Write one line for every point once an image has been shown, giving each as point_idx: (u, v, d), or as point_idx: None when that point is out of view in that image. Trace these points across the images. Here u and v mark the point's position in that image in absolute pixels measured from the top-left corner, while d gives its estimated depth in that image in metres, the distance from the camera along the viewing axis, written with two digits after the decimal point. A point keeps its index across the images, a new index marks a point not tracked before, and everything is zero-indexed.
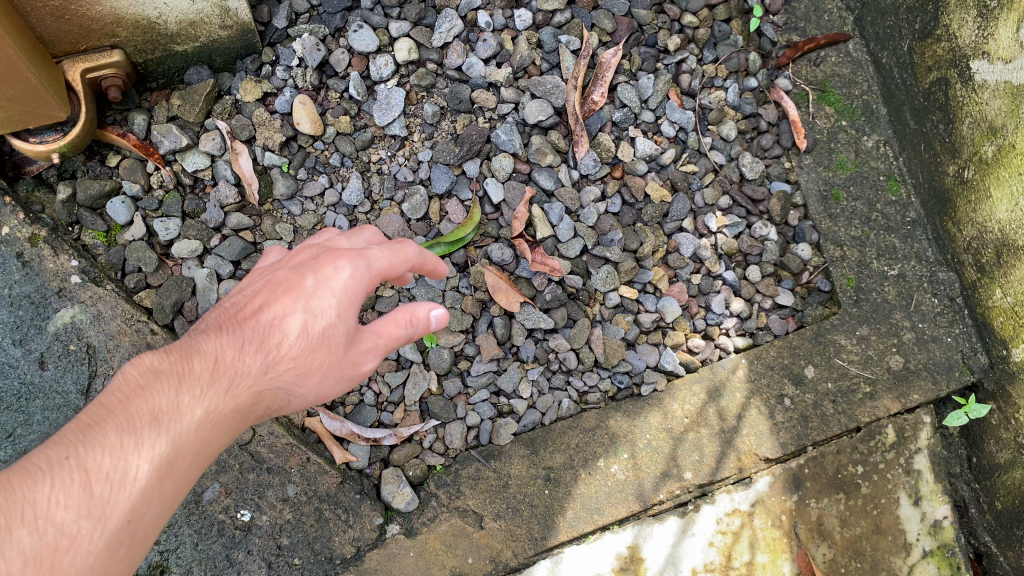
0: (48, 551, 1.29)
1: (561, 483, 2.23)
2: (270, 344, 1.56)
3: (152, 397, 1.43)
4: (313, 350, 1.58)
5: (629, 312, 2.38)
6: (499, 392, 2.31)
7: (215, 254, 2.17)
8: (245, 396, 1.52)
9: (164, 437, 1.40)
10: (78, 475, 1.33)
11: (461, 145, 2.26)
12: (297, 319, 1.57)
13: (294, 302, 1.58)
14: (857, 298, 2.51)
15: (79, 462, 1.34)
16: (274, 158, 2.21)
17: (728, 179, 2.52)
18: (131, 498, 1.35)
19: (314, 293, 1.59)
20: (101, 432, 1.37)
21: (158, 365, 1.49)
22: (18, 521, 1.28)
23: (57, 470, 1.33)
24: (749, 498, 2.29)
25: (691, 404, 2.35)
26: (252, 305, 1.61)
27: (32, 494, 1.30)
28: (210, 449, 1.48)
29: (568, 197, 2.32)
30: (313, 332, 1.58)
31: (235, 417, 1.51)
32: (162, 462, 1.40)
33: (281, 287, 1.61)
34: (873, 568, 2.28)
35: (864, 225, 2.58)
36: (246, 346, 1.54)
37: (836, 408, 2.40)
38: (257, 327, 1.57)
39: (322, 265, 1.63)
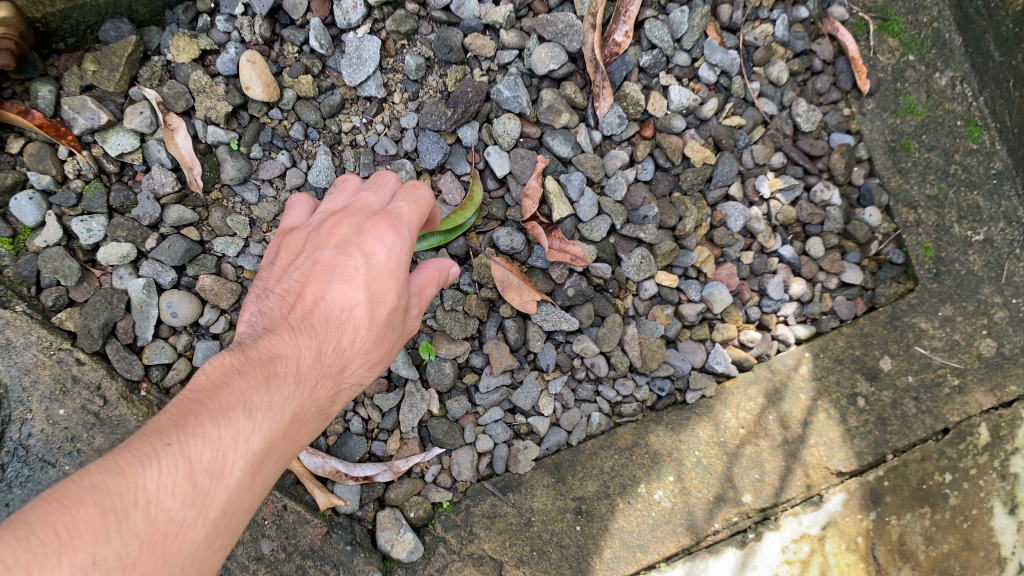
0: (158, 539, 0.96)
1: (595, 517, 1.84)
2: (345, 333, 1.28)
3: (240, 393, 1.12)
4: (381, 336, 1.31)
5: (668, 302, 1.95)
6: (514, 409, 1.90)
7: (153, 258, 1.73)
8: (323, 394, 1.25)
9: (261, 430, 1.10)
10: (183, 460, 1.01)
11: (453, 107, 1.80)
12: (362, 305, 1.29)
13: (355, 287, 1.29)
14: (937, 271, 2.09)
15: (181, 447, 1.02)
16: (219, 134, 1.76)
17: (781, 132, 2.07)
18: (233, 493, 1.04)
19: (375, 275, 1.30)
20: (197, 420, 1.06)
21: (232, 364, 1.18)
22: (127, 506, 0.95)
23: (158, 455, 1.01)
24: (820, 521, 1.90)
25: (748, 411, 1.95)
26: (307, 293, 1.31)
27: (139, 475, 0.98)
28: (294, 449, 1.20)
29: (589, 165, 1.87)
30: (378, 319, 1.31)
31: (315, 414, 1.23)
32: (257, 464, 1.09)
33: (335, 271, 1.31)
34: None
35: (941, 181, 2.14)
36: (324, 345, 1.26)
37: (919, 407, 2.00)
38: (325, 320, 1.28)
39: (367, 234, 1.34)
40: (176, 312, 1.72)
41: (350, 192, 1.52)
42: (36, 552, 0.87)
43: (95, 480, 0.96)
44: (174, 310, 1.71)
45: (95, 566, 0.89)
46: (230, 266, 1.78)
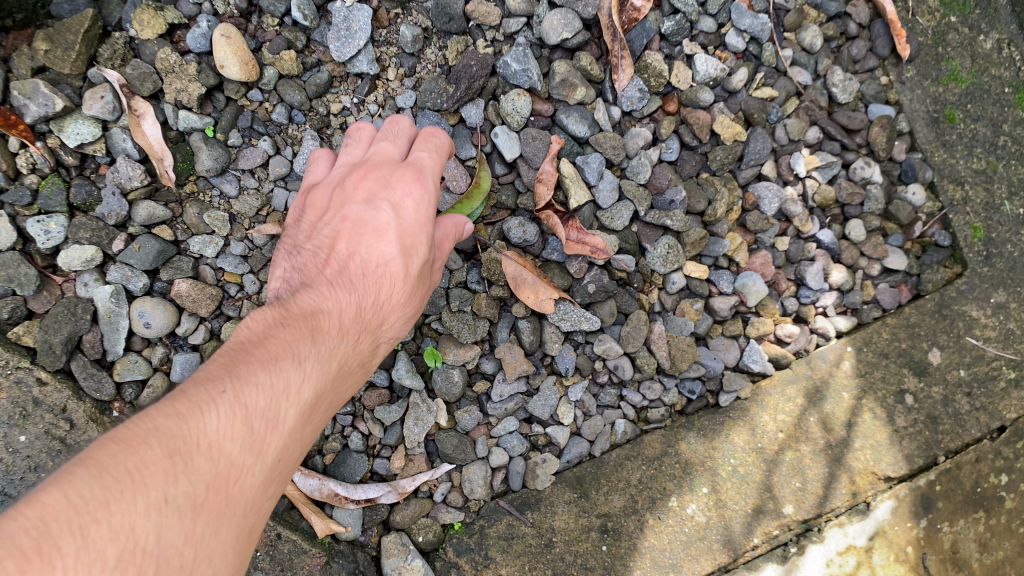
0: (221, 481, 0.98)
1: (623, 535, 1.67)
2: (380, 287, 1.34)
3: (288, 343, 1.14)
4: (413, 290, 1.38)
5: (697, 296, 1.77)
6: (531, 418, 1.72)
7: (121, 262, 1.53)
8: (363, 346, 1.30)
9: (309, 379, 1.14)
10: (240, 407, 1.03)
11: (455, 83, 1.60)
12: (396, 258, 1.35)
13: (388, 241, 1.36)
14: (987, 253, 1.92)
15: (237, 394, 1.04)
16: (193, 120, 1.56)
17: (816, 104, 1.88)
18: (286, 439, 1.08)
19: (406, 228, 1.36)
20: (248, 369, 1.08)
21: (274, 316, 1.21)
22: (192, 448, 0.96)
23: (215, 401, 1.02)
24: (867, 531, 1.73)
25: (786, 413, 1.78)
26: (339, 247, 1.37)
27: (199, 419, 0.99)
28: (335, 401, 1.24)
29: (609, 145, 1.67)
30: (412, 271, 1.37)
31: (352, 365, 1.27)
32: (307, 412, 1.13)
33: (367, 227, 1.37)
34: None
35: (990, 154, 1.96)
36: (362, 299, 1.31)
37: (972, 403, 1.83)
38: (361, 274, 1.34)
39: (395, 188, 1.39)
40: (150, 322, 1.52)
41: (366, 143, 1.51)
42: (110, 490, 0.88)
43: (156, 423, 0.97)
44: (146, 320, 1.52)
45: (166, 505, 0.91)
46: (209, 268, 1.58)
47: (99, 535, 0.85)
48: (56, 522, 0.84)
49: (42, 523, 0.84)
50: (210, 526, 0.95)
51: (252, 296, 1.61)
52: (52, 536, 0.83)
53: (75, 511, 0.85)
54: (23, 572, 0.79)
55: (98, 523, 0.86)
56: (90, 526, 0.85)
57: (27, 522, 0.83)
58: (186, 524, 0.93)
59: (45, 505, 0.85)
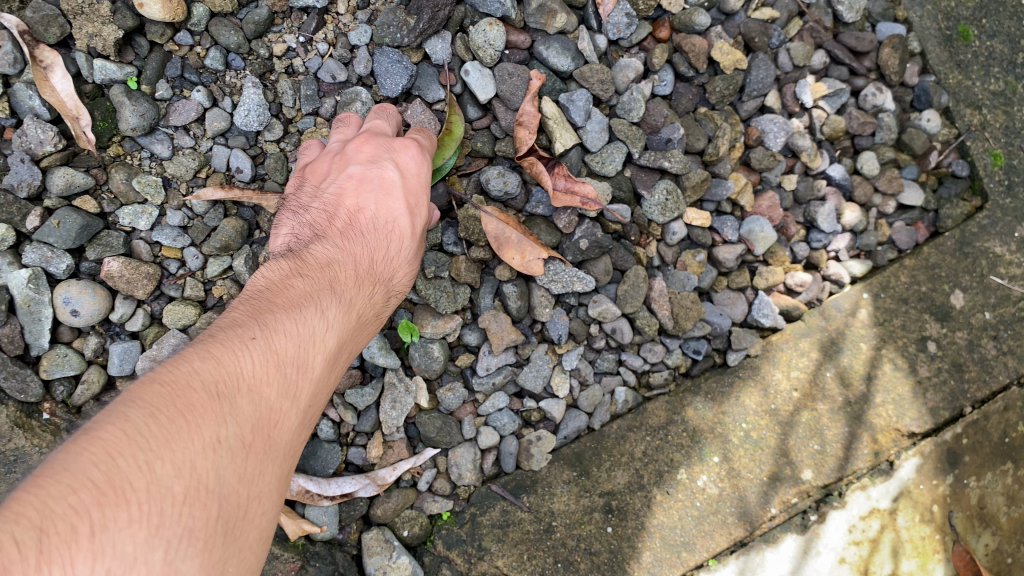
0: (263, 425, 0.96)
1: (629, 514, 1.51)
2: (390, 244, 1.28)
3: (308, 292, 1.11)
4: (417, 249, 1.32)
5: (699, 246, 1.59)
6: (522, 392, 1.54)
7: (38, 240, 1.31)
8: (377, 299, 1.25)
9: (333, 328, 1.11)
10: (272, 353, 1.00)
11: (416, 14, 1.37)
12: (404, 216, 1.28)
13: (395, 198, 1.28)
14: (1009, 183, 1.77)
15: (268, 340, 1.01)
16: (112, 70, 1.32)
17: (821, 24, 1.67)
18: (317, 385, 1.06)
19: (412, 186, 1.29)
20: (274, 316, 1.05)
21: (290, 266, 1.16)
22: (233, 391, 0.94)
23: (248, 346, 0.99)
24: (891, 492, 1.58)
25: (801, 370, 1.62)
26: (346, 202, 1.29)
27: (235, 363, 0.96)
28: (354, 350, 1.21)
29: (597, 79, 1.47)
30: (418, 230, 1.31)
31: (368, 316, 1.24)
32: (332, 360, 1.10)
33: (372, 185, 1.29)
34: None
35: (1008, 74, 1.80)
36: (373, 254, 1.26)
37: (999, 347, 1.68)
38: (371, 229, 1.28)
39: (396, 150, 1.30)
40: (77, 309, 1.31)
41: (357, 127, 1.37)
42: (167, 428, 0.86)
43: (195, 366, 0.94)
44: (73, 308, 1.31)
45: (219, 445, 0.89)
46: (143, 242, 1.37)
47: (165, 471, 0.83)
48: (122, 457, 0.81)
49: (108, 457, 0.81)
50: (259, 468, 0.94)
51: (196, 272, 1.39)
52: (122, 471, 0.80)
53: (138, 447, 0.83)
54: (100, 506, 0.77)
55: (162, 460, 0.83)
56: (155, 462, 0.82)
57: (94, 457, 0.80)
58: (239, 464, 0.91)
59: (106, 441, 0.82)
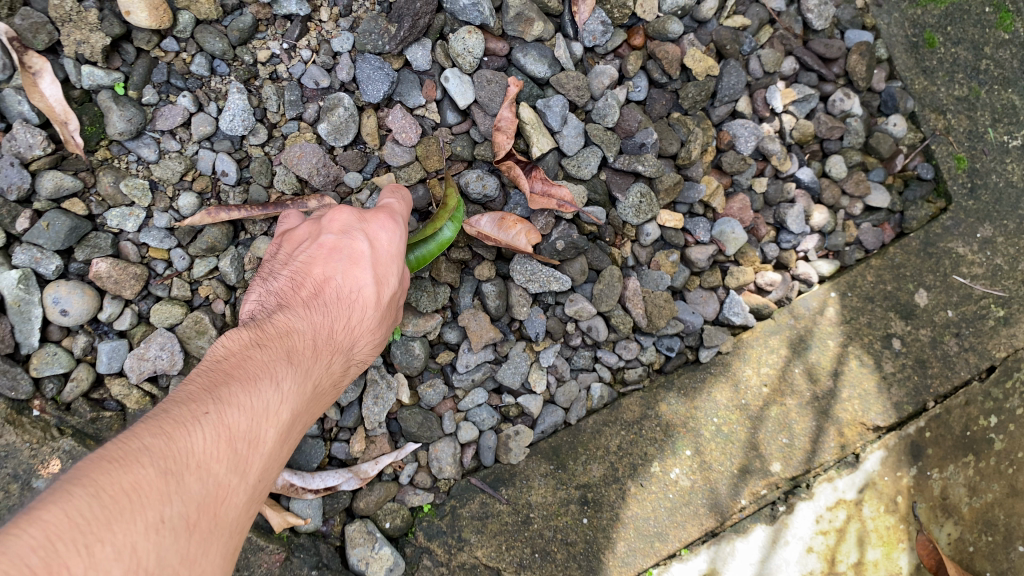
0: (211, 502, 0.98)
1: (604, 506, 1.57)
2: (354, 314, 1.27)
3: (265, 362, 1.13)
4: (383, 319, 1.31)
5: (673, 247, 1.64)
6: (501, 388, 1.59)
7: (29, 242, 1.35)
8: (336, 368, 1.26)
9: (288, 401, 1.12)
10: (224, 429, 1.02)
11: (397, 22, 1.42)
12: (370, 286, 1.27)
13: (362, 269, 1.27)
14: (973, 185, 1.82)
15: (220, 415, 1.03)
16: (100, 76, 1.36)
17: (790, 32, 1.74)
18: (269, 459, 1.07)
19: (380, 259, 1.28)
20: (230, 392, 1.07)
21: (249, 336, 1.18)
22: (182, 468, 0.96)
23: (200, 421, 1.01)
24: (856, 483, 1.64)
25: (770, 366, 1.67)
26: (314, 272, 1.28)
27: (186, 441, 0.98)
28: (312, 416, 1.22)
29: (572, 85, 1.52)
30: (385, 300, 1.29)
31: (327, 384, 1.25)
32: (286, 432, 1.11)
33: (341, 255, 1.28)
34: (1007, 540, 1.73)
35: (971, 80, 1.86)
36: (334, 324, 1.25)
37: (960, 344, 1.74)
38: (335, 299, 1.27)
39: (368, 222, 1.30)
40: (67, 309, 1.35)
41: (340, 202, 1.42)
42: (110, 510, 0.87)
43: (146, 443, 0.96)
44: (63, 308, 1.34)
45: (162, 525, 0.91)
46: (131, 243, 1.40)
47: (105, 554, 0.84)
48: (62, 540, 0.82)
49: (47, 542, 0.82)
50: (202, 546, 0.95)
51: (182, 273, 1.43)
52: (61, 555, 0.81)
53: (78, 529, 0.84)
54: None
55: (102, 542, 0.85)
56: (95, 545, 0.84)
57: (33, 541, 0.81)
58: (182, 544, 0.92)
59: (48, 524, 0.83)
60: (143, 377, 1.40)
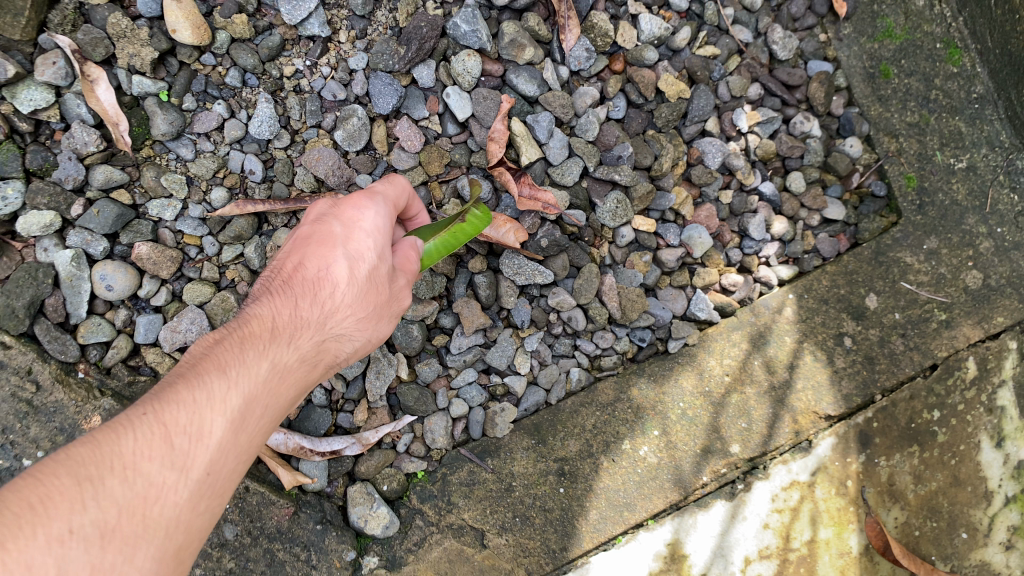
0: (136, 504, 1.03)
1: (579, 478, 1.75)
2: (325, 294, 1.25)
3: (215, 358, 1.16)
4: (366, 296, 1.27)
5: (646, 249, 1.84)
6: (489, 369, 1.79)
7: (80, 226, 1.55)
8: (310, 348, 1.24)
9: (237, 391, 1.14)
10: (159, 426, 1.07)
11: (406, 45, 1.64)
12: (339, 266, 1.25)
13: (331, 251, 1.26)
14: (921, 202, 2.01)
15: (156, 416, 1.08)
16: (147, 84, 1.56)
17: (757, 61, 1.95)
18: (213, 451, 1.10)
19: (349, 238, 1.27)
20: (172, 391, 1.11)
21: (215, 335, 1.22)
22: (103, 474, 1.02)
23: (133, 425, 1.07)
24: (809, 467, 1.83)
25: (732, 358, 1.86)
26: (290, 264, 1.29)
27: (113, 447, 1.05)
28: (286, 400, 1.22)
29: (558, 104, 1.73)
30: (361, 277, 1.26)
31: (303, 367, 1.24)
32: (237, 421, 1.14)
33: (313, 242, 1.28)
34: (951, 526, 1.88)
35: (922, 108, 2.05)
36: (304, 305, 1.24)
37: (906, 343, 1.93)
38: (308, 283, 1.26)
39: (342, 207, 1.30)
40: (112, 285, 1.55)
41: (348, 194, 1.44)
42: (17, 522, 0.95)
43: (74, 452, 1.04)
44: (108, 283, 1.55)
45: (72, 534, 0.97)
46: (169, 231, 1.60)
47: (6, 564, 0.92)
48: None
49: None
50: (123, 550, 1.00)
51: (212, 257, 1.63)
52: None
53: None
54: None
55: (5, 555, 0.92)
56: None
57: None
58: (95, 551, 0.98)
59: None
60: (175, 348, 1.59)
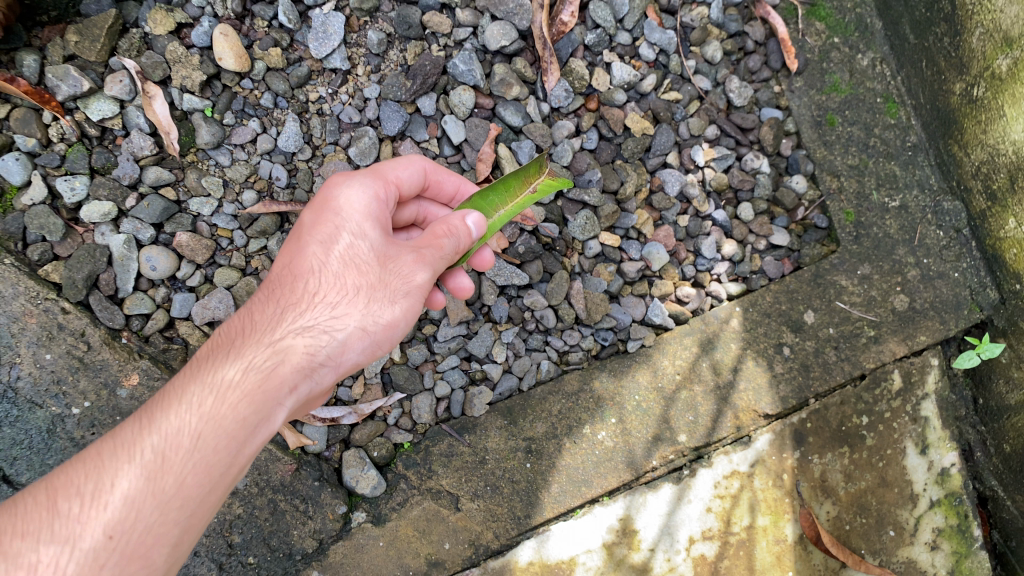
0: None
1: (544, 455, 2.02)
2: (292, 292, 1.45)
3: (142, 411, 1.36)
4: (344, 274, 1.45)
5: (611, 261, 2.16)
6: (470, 357, 2.08)
7: (132, 216, 1.87)
8: (265, 361, 1.38)
9: (148, 436, 1.32)
10: (48, 503, 1.28)
11: (412, 79, 1.97)
12: (309, 246, 1.48)
13: (301, 242, 1.50)
14: (857, 234, 2.28)
15: (49, 492, 1.29)
16: (195, 102, 1.89)
17: (715, 106, 2.28)
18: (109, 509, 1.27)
19: (311, 224, 1.52)
20: (83, 460, 1.33)
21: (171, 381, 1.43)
22: None
23: (27, 504, 1.28)
24: (748, 459, 2.09)
25: (683, 359, 2.14)
26: (268, 277, 1.52)
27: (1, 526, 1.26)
28: (230, 424, 1.34)
29: (539, 134, 2.05)
30: (336, 254, 1.47)
31: (253, 381, 1.37)
32: (147, 466, 1.30)
33: (293, 235, 1.54)
34: (879, 523, 2.11)
35: (863, 153, 2.31)
36: (253, 325, 1.44)
37: (838, 355, 2.19)
38: (278, 285, 1.47)
39: (318, 196, 1.56)
40: (155, 266, 1.85)
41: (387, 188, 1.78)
42: None
43: None
44: (153, 264, 1.85)
45: None
46: (205, 224, 1.91)
47: None
48: None
49: None
50: None
51: (240, 248, 1.93)
52: None
53: None
54: None
55: None
56: None
57: None
58: None
59: None
60: (204, 321, 1.89)
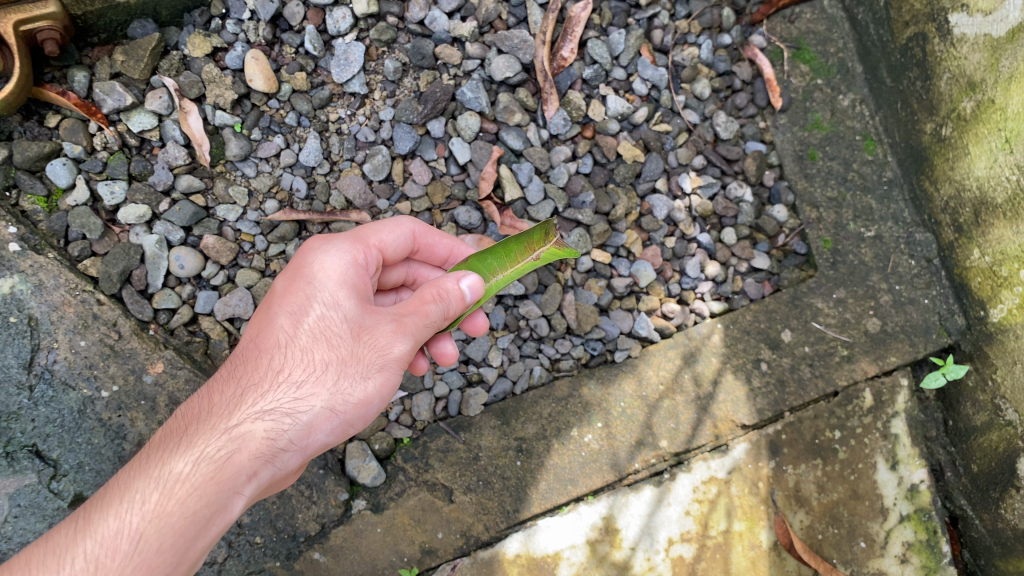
0: None
1: (534, 455, 2.17)
2: (260, 373, 1.60)
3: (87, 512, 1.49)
4: (316, 345, 1.60)
5: (601, 276, 2.34)
6: (468, 360, 2.26)
7: (165, 219, 2.05)
8: (223, 449, 1.54)
9: (91, 539, 1.45)
10: None
11: (424, 103, 2.16)
12: (279, 317, 1.64)
13: (273, 313, 1.65)
14: (834, 260, 2.42)
15: None
16: (226, 118, 2.10)
17: (703, 139, 2.46)
18: None
19: (284, 294, 1.67)
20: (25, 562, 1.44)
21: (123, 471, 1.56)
22: None
23: None
24: (726, 466, 2.23)
25: (666, 370, 2.29)
26: (236, 352, 1.67)
27: None
28: (179, 518, 1.49)
29: (537, 157, 2.24)
30: (307, 325, 1.62)
31: (211, 469, 1.52)
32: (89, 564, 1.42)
33: (268, 303, 1.69)
34: (850, 534, 2.22)
35: (841, 186, 2.47)
36: (216, 409, 1.59)
37: (813, 371, 2.32)
38: (246, 364, 1.63)
39: (293, 263, 1.72)
40: (184, 264, 2.04)
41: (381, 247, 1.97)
42: None
43: None
44: (181, 263, 2.04)
45: None
46: (230, 229, 2.09)
47: None
48: None
49: None
50: None
51: (261, 252, 2.11)
52: None
53: None
54: None
55: None
56: None
57: None
58: None
59: None
60: (225, 317, 2.06)
